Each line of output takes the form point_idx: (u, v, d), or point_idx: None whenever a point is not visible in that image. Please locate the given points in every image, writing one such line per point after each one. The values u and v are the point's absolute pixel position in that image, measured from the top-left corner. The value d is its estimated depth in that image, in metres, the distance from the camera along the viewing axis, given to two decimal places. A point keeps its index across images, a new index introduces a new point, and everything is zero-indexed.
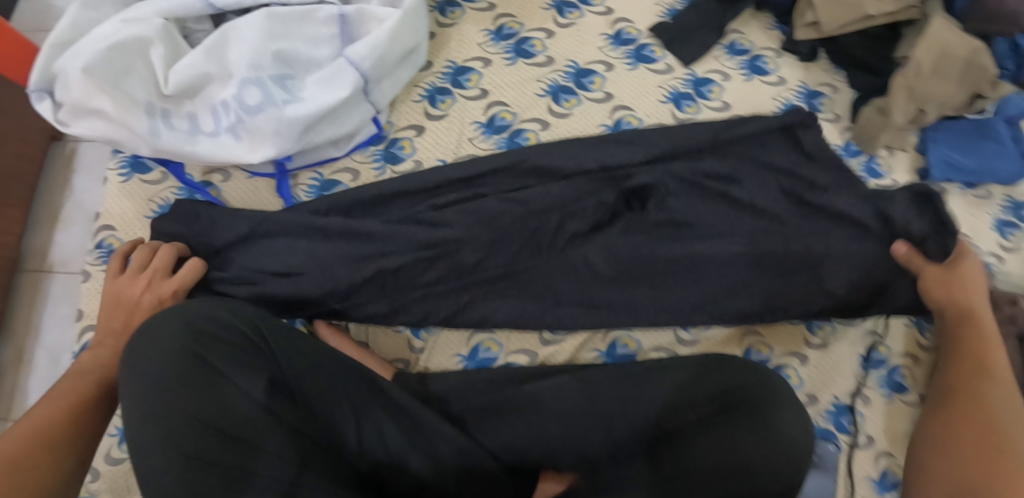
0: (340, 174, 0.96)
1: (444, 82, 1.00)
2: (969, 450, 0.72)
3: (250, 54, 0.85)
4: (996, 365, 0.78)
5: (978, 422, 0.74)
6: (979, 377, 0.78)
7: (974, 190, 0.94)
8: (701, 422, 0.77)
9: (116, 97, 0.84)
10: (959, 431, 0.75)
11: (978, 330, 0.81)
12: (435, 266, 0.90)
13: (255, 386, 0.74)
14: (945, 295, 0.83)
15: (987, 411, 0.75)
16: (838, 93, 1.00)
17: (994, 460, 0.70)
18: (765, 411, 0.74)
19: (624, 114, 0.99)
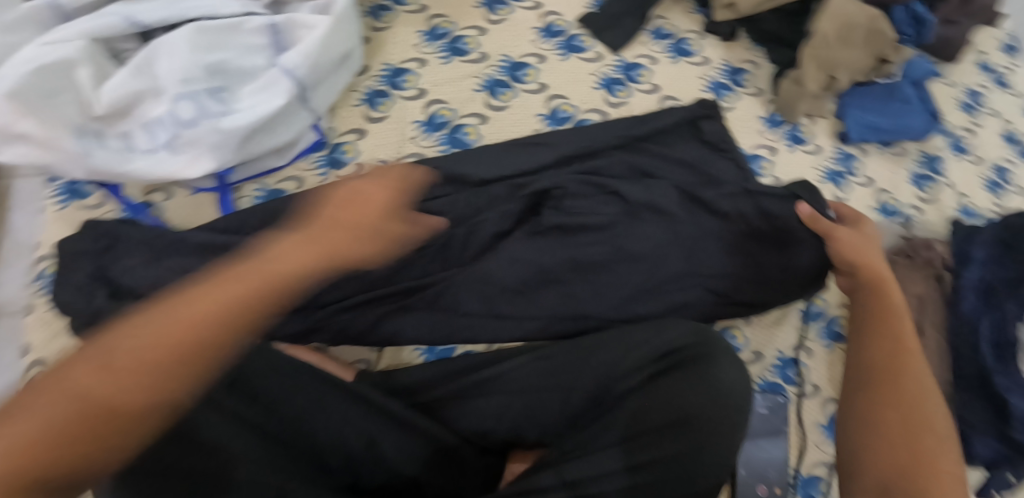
0: (286, 183, 0.87)
1: (382, 85, 0.93)
2: (878, 403, 0.67)
3: (181, 64, 0.76)
4: (899, 312, 0.76)
5: (878, 377, 0.69)
6: (879, 327, 0.74)
7: (892, 148, 1.03)
8: (652, 380, 0.75)
9: (41, 118, 0.73)
10: (874, 388, 0.69)
11: (880, 280, 0.79)
12: (375, 278, 0.81)
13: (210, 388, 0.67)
14: (851, 246, 0.82)
15: (901, 362, 0.70)
16: (759, 69, 1.03)
17: (907, 412, 0.65)
18: (702, 365, 0.74)
19: (560, 103, 0.95)
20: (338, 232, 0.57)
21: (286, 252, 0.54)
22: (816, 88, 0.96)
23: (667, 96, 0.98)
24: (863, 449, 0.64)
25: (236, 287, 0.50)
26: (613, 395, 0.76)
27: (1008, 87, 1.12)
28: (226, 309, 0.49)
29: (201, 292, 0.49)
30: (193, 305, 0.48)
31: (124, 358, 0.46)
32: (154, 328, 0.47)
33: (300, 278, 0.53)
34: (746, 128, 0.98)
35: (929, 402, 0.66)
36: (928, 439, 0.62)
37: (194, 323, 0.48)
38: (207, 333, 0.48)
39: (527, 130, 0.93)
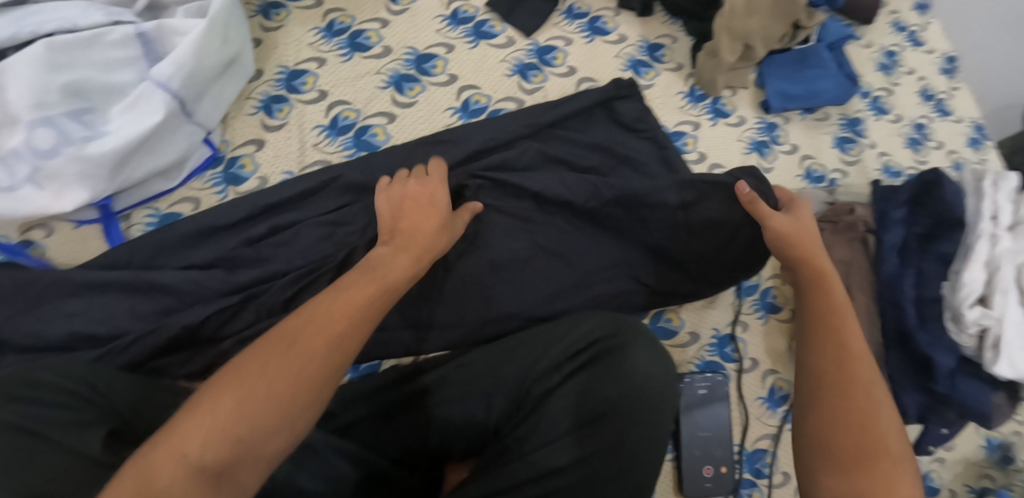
0: (180, 205, 0.80)
1: (278, 89, 0.86)
2: (830, 419, 0.63)
3: (31, 89, 0.70)
4: (844, 306, 0.71)
5: (828, 388, 0.65)
6: (825, 326, 0.69)
7: (815, 114, 1.01)
8: (571, 377, 0.73)
9: None
10: (825, 401, 0.64)
11: (821, 268, 0.73)
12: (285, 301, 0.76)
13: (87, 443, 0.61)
14: (794, 231, 0.76)
15: (850, 368, 0.65)
16: (677, 43, 0.99)
17: (863, 430, 0.62)
18: (616, 355, 0.72)
19: (472, 94, 0.90)
20: (366, 295, 0.63)
21: (328, 320, 0.60)
22: (734, 58, 0.93)
23: (584, 78, 0.94)
24: (817, 472, 0.61)
25: (294, 369, 0.57)
26: (534, 396, 0.74)
27: (921, 44, 1.12)
28: (292, 387, 0.57)
29: (274, 362, 0.57)
30: (247, 383, 0.56)
31: (185, 443, 0.53)
32: (229, 401, 0.55)
33: (340, 341, 0.60)
34: (667, 105, 0.95)
35: (881, 416, 0.62)
36: (885, 463, 0.60)
37: (263, 407, 0.55)
38: (281, 404, 0.56)
39: (438, 125, 0.88)
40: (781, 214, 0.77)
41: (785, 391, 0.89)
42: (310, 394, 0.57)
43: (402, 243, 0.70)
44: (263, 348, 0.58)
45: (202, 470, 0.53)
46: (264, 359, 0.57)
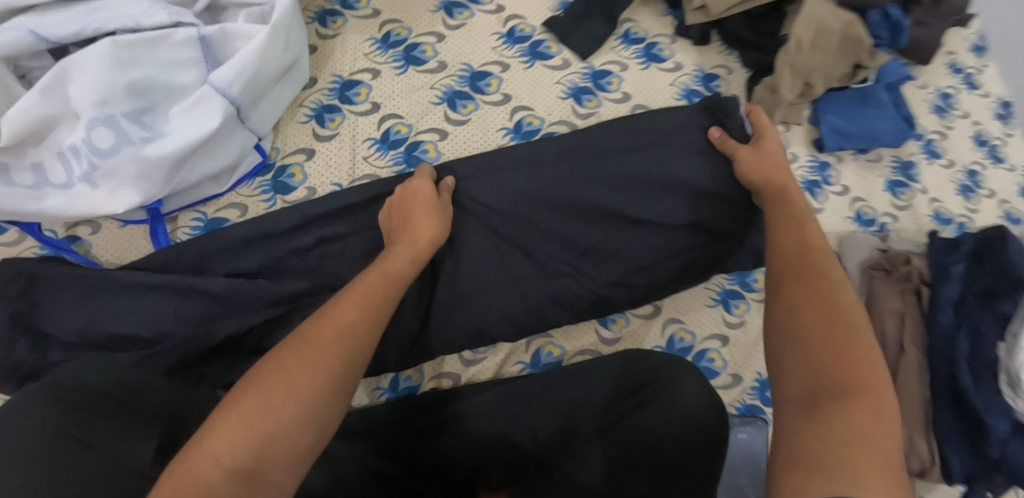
0: (227, 211, 0.79)
1: (331, 98, 0.85)
2: (812, 340, 0.61)
3: (95, 86, 0.69)
4: (816, 233, 0.70)
5: (817, 325, 0.62)
6: (809, 269, 0.66)
7: (867, 155, 0.99)
8: (628, 412, 0.73)
9: None
10: (797, 310, 0.63)
11: (784, 188, 0.75)
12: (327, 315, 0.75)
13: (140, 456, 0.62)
14: (763, 166, 0.78)
15: (823, 281, 0.65)
16: (733, 75, 0.97)
17: (846, 353, 0.59)
18: (670, 394, 0.72)
19: (524, 115, 0.89)
20: (367, 286, 0.64)
21: (332, 314, 0.61)
22: (793, 96, 0.92)
23: (638, 105, 0.92)
24: (803, 366, 0.60)
25: (316, 359, 0.57)
26: (584, 432, 0.74)
27: (976, 87, 1.10)
28: (307, 378, 0.56)
29: (293, 357, 0.57)
30: (265, 382, 0.55)
31: (215, 443, 0.52)
32: (252, 403, 0.54)
33: (348, 329, 0.60)
34: None
35: (865, 343, 0.60)
36: (861, 375, 0.58)
37: (288, 398, 0.55)
38: (298, 393, 0.55)
39: (490, 145, 0.87)
40: (747, 149, 0.80)
41: None
42: (334, 377, 0.57)
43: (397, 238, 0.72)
44: (271, 358, 0.58)
45: (236, 469, 0.52)
46: (289, 359, 0.57)
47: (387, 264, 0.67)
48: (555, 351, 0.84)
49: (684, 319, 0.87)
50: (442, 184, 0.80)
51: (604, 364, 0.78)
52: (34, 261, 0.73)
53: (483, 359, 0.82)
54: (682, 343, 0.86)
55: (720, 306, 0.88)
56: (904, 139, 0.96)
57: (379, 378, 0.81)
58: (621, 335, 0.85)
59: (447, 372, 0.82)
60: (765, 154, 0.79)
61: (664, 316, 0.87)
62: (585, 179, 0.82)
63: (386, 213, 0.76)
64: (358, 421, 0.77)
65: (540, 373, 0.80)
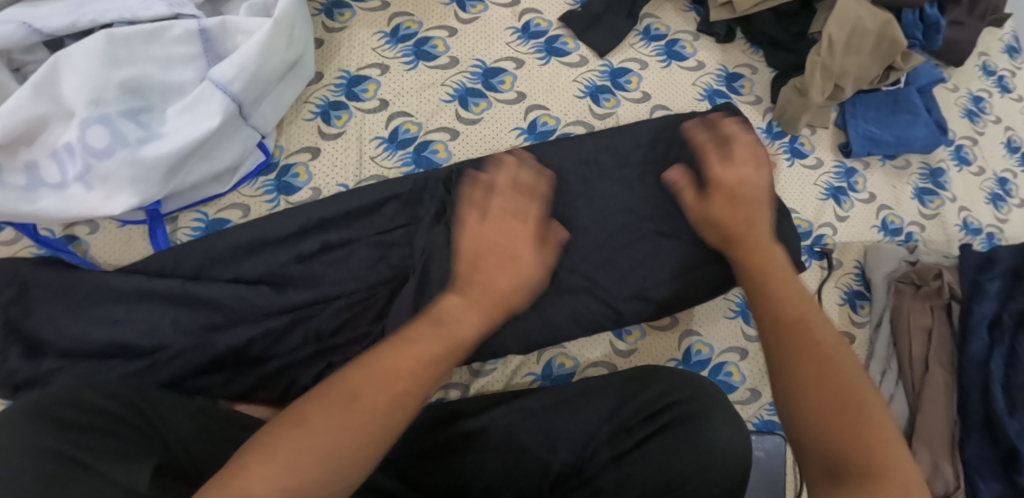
0: (229, 211, 0.76)
1: (338, 95, 0.82)
2: (823, 415, 0.54)
3: (88, 84, 0.65)
4: (786, 278, 0.62)
5: (812, 384, 0.55)
6: (784, 316, 0.59)
7: (895, 161, 0.95)
8: (646, 439, 0.69)
9: None
10: (800, 384, 0.55)
11: (753, 242, 0.65)
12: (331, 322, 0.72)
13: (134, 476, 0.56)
14: (722, 211, 0.68)
15: (814, 343, 0.57)
16: (758, 74, 0.92)
17: (864, 429, 0.53)
18: (695, 424, 0.67)
19: (539, 115, 0.85)
20: (431, 340, 0.56)
21: (398, 373, 0.54)
22: (822, 98, 0.87)
23: (658, 106, 0.88)
24: (823, 444, 0.53)
25: (354, 418, 0.51)
26: (598, 460, 0.70)
27: (1009, 91, 1.05)
28: (355, 443, 0.51)
29: (328, 408, 0.51)
30: (315, 438, 0.50)
31: (259, 483, 0.47)
32: (298, 456, 0.49)
33: (412, 394, 0.54)
34: None
35: (865, 392, 0.54)
36: (882, 452, 0.52)
37: (312, 457, 0.49)
38: (349, 467, 0.50)
39: (503, 146, 0.83)
40: (719, 197, 0.69)
41: None
42: (366, 445, 0.51)
43: (475, 292, 0.60)
44: (313, 411, 0.51)
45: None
46: (324, 413, 0.51)
47: (451, 320, 0.58)
48: (567, 363, 0.81)
49: (701, 332, 0.85)
50: (552, 230, 0.68)
51: (620, 386, 0.74)
52: (27, 263, 0.70)
53: (492, 370, 0.80)
54: (699, 356, 0.83)
55: (738, 318, 0.86)
56: (936, 146, 0.92)
57: None
58: (636, 347, 0.83)
59: (456, 382, 0.79)
60: (740, 202, 0.68)
61: (680, 327, 0.84)
62: (597, 186, 0.80)
63: (471, 238, 0.63)
64: None
65: (553, 389, 0.76)
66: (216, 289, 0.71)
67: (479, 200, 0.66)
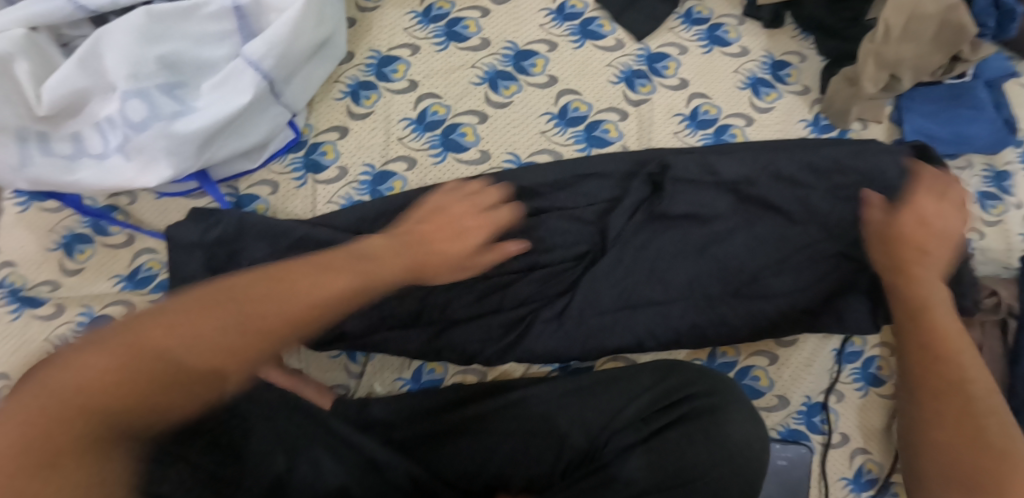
0: (258, 187, 0.78)
1: (367, 75, 0.82)
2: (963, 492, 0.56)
3: (127, 57, 0.67)
4: (935, 291, 0.65)
5: (973, 475, 0.56)
6: (953, 399, 0.60)
7: (955, 161, 0.87)
8: (658, 433, 0.68)
9: None
10: (938, 429, 0.60)
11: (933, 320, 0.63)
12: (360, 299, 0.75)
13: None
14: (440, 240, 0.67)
15: (970, 422, 0.58)
16: (806, 62, 0.87)
17: (970, 420, 0.59)
18: (711, 417, 0.67)
19: (571, 100, 0.84)
20: (338, 265, 0.57)
21: (301, 299, 0.52)
22: (874, 90, 0.81)
23: (695, 94, 0.85)
24: (929, 448, 0.60)
25: (322, 284, 0.54)
26: (612, 446, 0.69)
27: None
28: (293, 307, 0.52)
29: (303, 271, 0.55)
30: (233, 300, 0.51)
31: (196, 322, 0.49)
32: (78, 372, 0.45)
33: (375, 286, 0.58)
34: (786, 134, 0.85)
35: None
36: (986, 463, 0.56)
37: (294, 296, 0.52)
38: (284, 328, 0.51)
39: (532, 130, 0.82)
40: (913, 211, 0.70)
41: (875, 475, 0.79)
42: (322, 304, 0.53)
43: (405, 245, 0.65)
44: (168, 321, 0.48)
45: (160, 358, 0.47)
46: (296, 270, 0.55)
47: (370, 260, 0.60)
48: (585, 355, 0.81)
49: None
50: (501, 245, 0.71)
51: (647, 378, 0.73)
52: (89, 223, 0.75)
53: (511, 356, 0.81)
54: (725, 358, 0.81)
55: None
56: (1000, 146, 0.85)
57: (403, 368, 0.79)
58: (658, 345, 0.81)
59: (473, 367, 0.80)
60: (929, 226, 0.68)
61: None
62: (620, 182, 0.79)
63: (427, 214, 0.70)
64: (378, 414, 0.75)
65: (572, 378, 0.75)
66: (240, 259, 0.73)
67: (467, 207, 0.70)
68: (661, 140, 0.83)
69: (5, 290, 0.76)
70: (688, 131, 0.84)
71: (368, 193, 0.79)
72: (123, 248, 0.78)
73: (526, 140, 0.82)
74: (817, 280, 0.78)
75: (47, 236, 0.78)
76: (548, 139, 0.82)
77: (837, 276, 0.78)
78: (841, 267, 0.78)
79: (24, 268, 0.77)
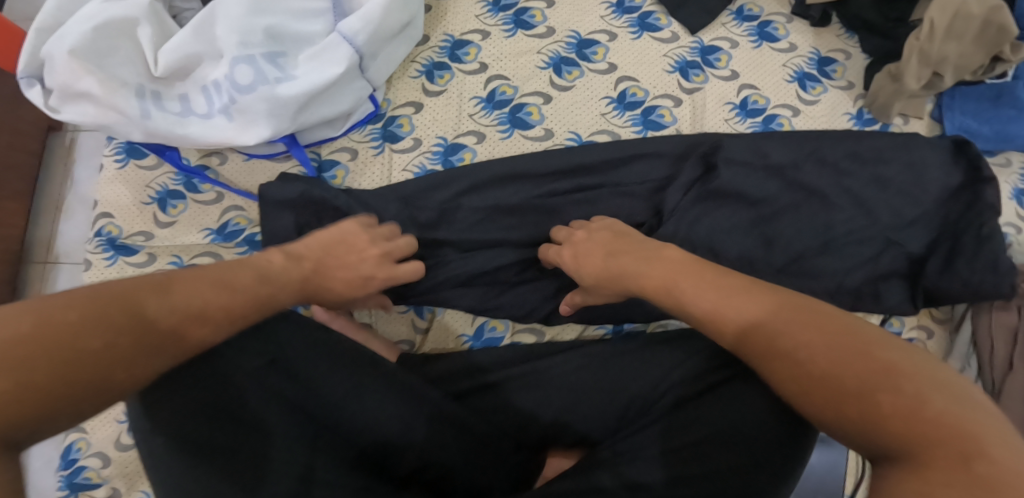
0: (339, 153, 0.85)
1: (442, 57, 0.89)
2: (873, 404, 0.48)
3: (237, 27, 0.74)
4: (745, 306, 0.57)
5: (871, 389, 0.48)
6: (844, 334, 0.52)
7: (994, 159, 0.91)
8: (715, 386, 0.70)
9: (101, 77, 0.71)
10: (826, 350, 0.52)
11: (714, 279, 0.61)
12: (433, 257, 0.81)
13: (257, 363, 0.67)
14: (591, 267, 0.73)
15: (878, 358, 0.50)
16: (851, 60, 0.93)
17: (901, 395, 0.48)
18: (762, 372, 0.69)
19: (629, 86, 0.90)
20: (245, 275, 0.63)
21: (178, 303, 0.57)
22: (917, 86, 0.85)
23: (745, 85, 0.91)
24: (848, 420, 0.49)
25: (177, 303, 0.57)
26: (671, 397, 0.72)
27: None
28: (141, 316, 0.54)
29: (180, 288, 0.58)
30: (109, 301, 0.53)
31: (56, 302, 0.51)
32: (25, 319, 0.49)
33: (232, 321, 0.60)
34: (831, 124, 0.90)
35: (950, 432, 0.46)
36: (928, 429, 0.45)
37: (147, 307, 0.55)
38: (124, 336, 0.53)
39: (592, 112, 0.88)
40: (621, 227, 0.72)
41: None
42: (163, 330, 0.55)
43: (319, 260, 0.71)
44: (94, 307, 0.52)
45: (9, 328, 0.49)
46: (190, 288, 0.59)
47: (270, 283, 0.65)
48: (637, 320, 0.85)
49: None
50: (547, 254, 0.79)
51: (698, 341, 0.77)
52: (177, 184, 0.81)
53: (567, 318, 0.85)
54: None
55: None
56: None
57: (465, 326, 0.84)
58: None
59: (531, 327, 0.84)
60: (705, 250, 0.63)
61: None
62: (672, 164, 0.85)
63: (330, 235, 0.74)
64: (441, 367, 0.81)
65: (626, 341, 0.80)
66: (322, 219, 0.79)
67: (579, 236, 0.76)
68: (712, 126, 0.89)
69: (103, 239, 0.83)
70: (738, 119, 0.89)
71: (440, 162, 0.85)
72: (212, 205, 0.84)
73: (587, 121, 0.88)
74: (861, 264, 0.82)
75: (142, 191, 0.85)
76: (608, 121, 0.88)
77: (876, 259, 0.82)
78: (882, 252, 0.83)
79: (121, 219, 0.84)
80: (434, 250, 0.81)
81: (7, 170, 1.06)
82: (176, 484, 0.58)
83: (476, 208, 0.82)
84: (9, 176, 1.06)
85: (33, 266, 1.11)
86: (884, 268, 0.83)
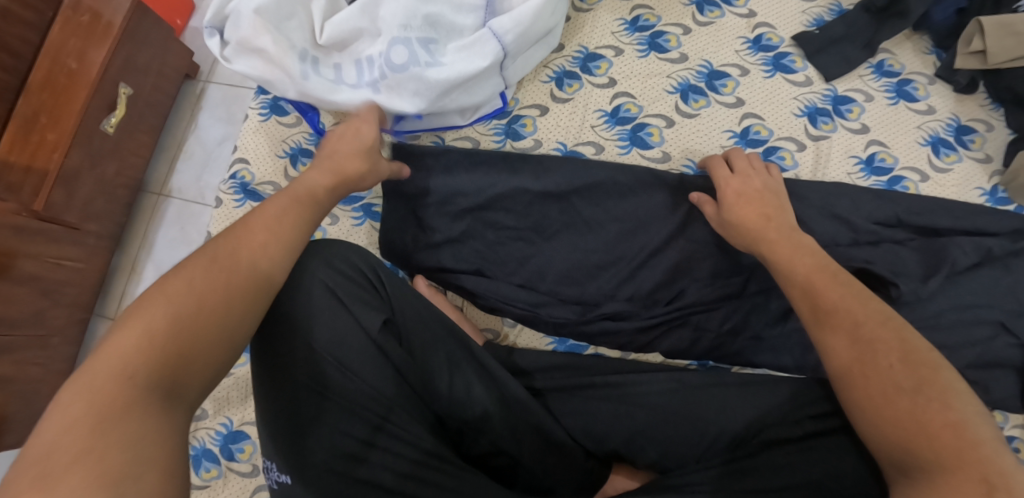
0: (462, 141, 0.92)
1: (573, 66, 0.93)
2: (905, 403, 0.56)
3: (401, 10, 0.79)
4: (873, 329, 0.60)
5: (918, 383, 0.56)
6: (892, 329, 0.60)
7: None
8: (809, 437, 0.69)
9: (277, 37, 0.80)
10: (881, 350, 0.59)
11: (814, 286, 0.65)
12: (535, 253, 0.84)
13: (372, 321, 0.69)
14: (746, 212, 0.75)
15: (915, 352, 0.58)
16: (992, 131, 0.89)
17: (930, 390, 0.55)
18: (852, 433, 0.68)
19: (753, 123, 0.89)
20: (288, 208, 0.66)
21: (228, 260, 0.59)
22: None
23: (874, 141, 0.89)
24: (897, 454, 0.55)
25: (194, 280, 0.57)
26: (760, 439, 0.71)
27: None
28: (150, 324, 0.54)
29: (191, 275, 0.57)
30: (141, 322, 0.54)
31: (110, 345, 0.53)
32: (117, 355, 0.52)
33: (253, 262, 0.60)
34: (959, 196, 0.86)
35: (972, 425, 0.53)
36: (957, 443, 0.52)
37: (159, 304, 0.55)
38: (142, 347, 0.53)
39: (713, 144, 0.89)
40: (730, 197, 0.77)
41: None
42: (180, 305, 0.55)
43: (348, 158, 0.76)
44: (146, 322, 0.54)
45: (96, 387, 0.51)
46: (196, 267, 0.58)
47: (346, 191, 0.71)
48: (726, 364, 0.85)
49: None
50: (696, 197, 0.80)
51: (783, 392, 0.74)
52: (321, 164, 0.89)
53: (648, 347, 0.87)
54: None
55: None
56: None
57: None
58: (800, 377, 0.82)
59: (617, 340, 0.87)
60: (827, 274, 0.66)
61: None
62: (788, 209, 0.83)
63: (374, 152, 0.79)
64: (527, 363, 0.84)
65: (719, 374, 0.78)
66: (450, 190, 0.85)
67: (746, 170, 0.79)
68: (834, 177, 0.87)
69: (236, 182, 0.90)
70: (861, 174, 0.88)
71: None
72: None
73: (706, 151, 0.88)
74: (970, 343, 0.77)
75: (279, 144, 0.91)
76: None
77: (982, 353, 0.77)
78: (995, 337, 0.77)
79: (254, 166, 0.91)
80: (541, 248, 0.85)
81: (150, 106, 1.14)
82: (275, 414, 0.66)
83: (587, 217, 0.84)
84: (149, 113, 1.14)
85: (148, 196, 1.20)
86: (993, 356, 0.77)
